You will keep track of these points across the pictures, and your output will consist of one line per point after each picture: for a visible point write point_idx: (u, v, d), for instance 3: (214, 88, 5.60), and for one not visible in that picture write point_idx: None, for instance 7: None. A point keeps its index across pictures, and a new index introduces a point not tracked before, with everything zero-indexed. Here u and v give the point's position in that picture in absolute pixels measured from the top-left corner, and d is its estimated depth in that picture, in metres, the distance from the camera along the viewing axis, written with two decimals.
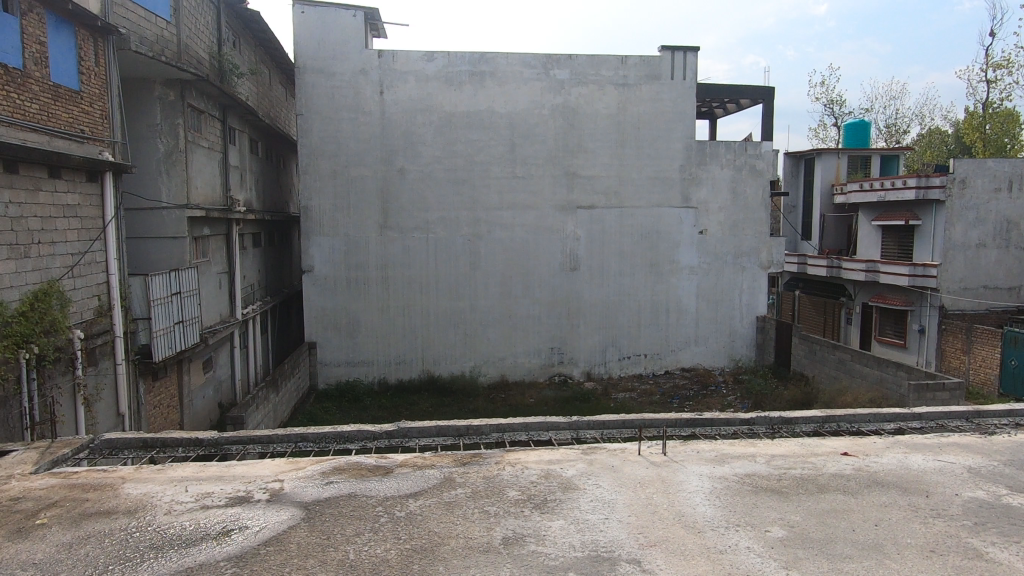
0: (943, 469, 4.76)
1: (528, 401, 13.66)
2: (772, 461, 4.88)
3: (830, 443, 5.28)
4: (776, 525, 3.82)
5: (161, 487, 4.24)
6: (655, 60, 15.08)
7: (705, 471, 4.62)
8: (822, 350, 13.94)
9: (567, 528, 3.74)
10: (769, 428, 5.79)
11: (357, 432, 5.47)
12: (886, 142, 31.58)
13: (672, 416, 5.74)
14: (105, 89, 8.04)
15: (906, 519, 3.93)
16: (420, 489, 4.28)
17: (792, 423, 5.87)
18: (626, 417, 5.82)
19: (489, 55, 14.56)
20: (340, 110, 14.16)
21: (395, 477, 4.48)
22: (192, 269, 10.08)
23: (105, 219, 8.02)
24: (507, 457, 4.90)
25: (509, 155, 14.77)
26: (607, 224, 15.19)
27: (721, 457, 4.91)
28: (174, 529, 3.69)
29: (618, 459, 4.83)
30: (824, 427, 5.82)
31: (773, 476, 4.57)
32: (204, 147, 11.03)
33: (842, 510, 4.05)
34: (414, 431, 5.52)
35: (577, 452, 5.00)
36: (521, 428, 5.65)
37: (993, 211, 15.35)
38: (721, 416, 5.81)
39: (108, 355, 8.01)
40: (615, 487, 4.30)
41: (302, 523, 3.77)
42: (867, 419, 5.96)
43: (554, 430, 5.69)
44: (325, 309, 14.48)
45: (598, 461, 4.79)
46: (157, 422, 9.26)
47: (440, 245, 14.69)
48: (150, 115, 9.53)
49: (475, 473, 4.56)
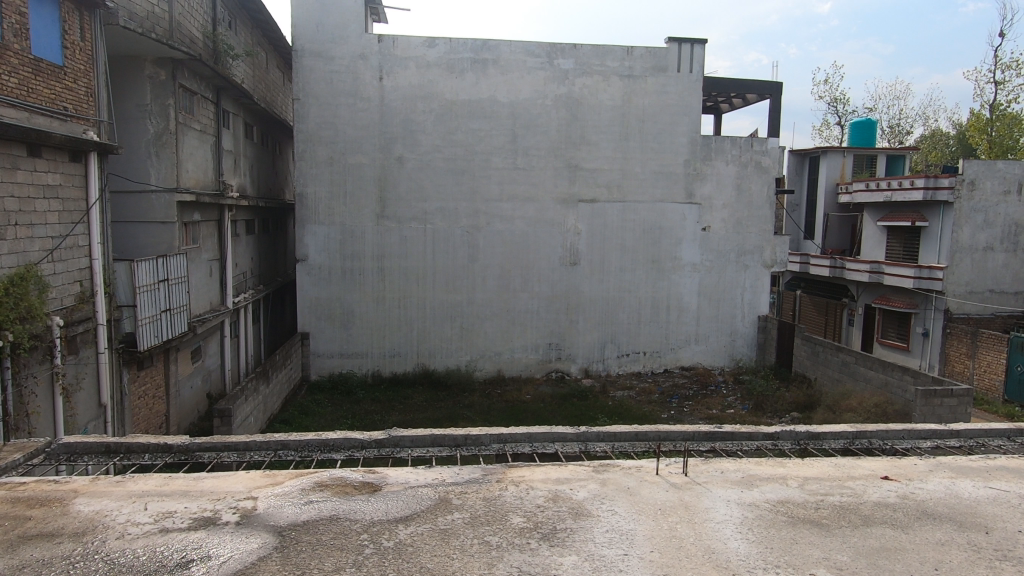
0: (997, 499, 4.48)
1: (524, 398, 13.36)
2: (806, 485, 4.58)
3: (866, 465, 4.99)
4: (822, 566, 3.53)
5: (116, 504, 3.92)
6: (662, 51, 14.73)
7: (731, 495, 4.34)
8: (824, 352, 13.54)
9: (581, 567, 3.44)
10: (795, 444, 5.55)
11: (343, 441, 5.19)
12: (888, 142, 31.36)
13: (689, 429, 5.49)
14: (91, 66, 7.67)
15: (969, 564, 3.65)
16: (411, 513, 3.98)
17: (819, 439, 5.62)
18: (639, 429, 5.54)
19: (492, 43, 14.19)
20: (338, 95, 13.80)
21: (384, 497, 4.17)
22: (181, 255, 9.74)
23: (89, 201, 7.70)
24: (510, 474, 4.60)
25: (511, 146, 14.43)
26: (608, 218, 14.89)
27: (748, 479, 4.62)
28: (126, 558, 3.38)
29: (635, 480, 4.52)
30: (855, 444, 5.59)
31: (810, 505, 4.28)
32: (197, 130, 10.68)
33: (895, 549, 3.77)
34: (407, 440, 5.23)
35: (588, 470, 4.70)
36: (524, 439, 5.36)
37: (1003, 214, 15.07)
38: (743, 429, 5.58)
39: (90, 343, 7.70)
40: (633, 514, 4.01)
41: (274, 554, 3.46)
42: (902, 436, 5.71)
43: (560, 442, 5.41)
44: (319, 299, 14.17)
45: (612, 481, 4.50)
46: (142, 414, 8.96)
47: (438, 236, 14.36)
48: (140, 95, 9.16)
49: (474, 494, 4.26)
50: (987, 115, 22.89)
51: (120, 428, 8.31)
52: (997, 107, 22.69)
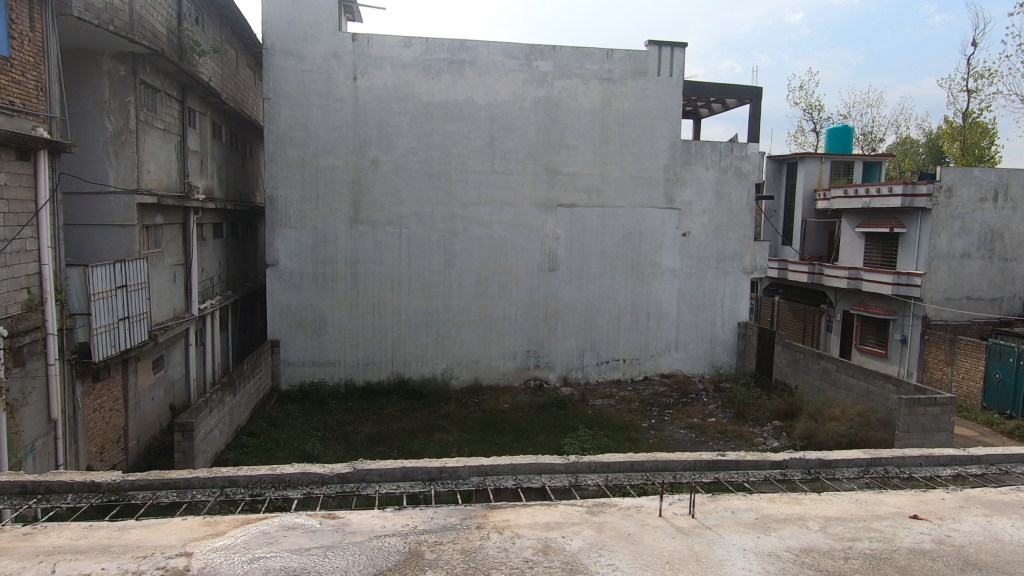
0: None
1: (502, 407, 12.99)
2: (828, 528, 4.38)
3: (893, 503, 4.82)
4: None
5: (20, 566, 3.59)
6: (642, 54, 14.53)
7: (747, 543, 4.10)
8: (804, 359, 13.34)
9: None
10: (805, 473, 5.38)
11: (301, 476, 4.83)
12: (861, 150, 31.74)
13: (690, 458, 5.26)
14: (41, 58, 7.18)
15: None
16: (380, 570, 3.64)
17: (831, 467, 5.46)
18: (634, 459, 5.28)
19: (469, 43, 13.87)
20: (310, 95, 13.37)
21: (345, 550, 3.83)
22: (141, 260, 9.24)
23: (38, 202, 7.21)
24: (492, 519, 4.31)
25: (488, 149, 14.11)
26: (588, 223, 14.63)
27: (764, 522, 4.40)
28: None
29: (636, 524, 4.27)
30: (869, 473, 5.46)
31: (836, 554, 4.05)
32: (160, 129, 10.18)
33: None
34: (374, 475, 4.90)
35: (582, 512, 4.46)
36: (508, 472, 5.07)
37: (979, 221, 15.13)
38: (749, 458, 5.38)
39: (39, 354, 7.20)
40: (637, 569, 3.73)
41: None
42: (919, 463, 5.61)
43: (548, 474, 5.13)
44: (289, 306, 13.67)
45: (609, 527, 4.24)
46: (98, 429, 8.42)
47: (414, 241, 13.97)
48: (97, 91, 8.65)
49: (451, 545, 3.94)
50: (960, 123, 23.05)
51: (74, 445, 7.79)
52: (969, 115, 22.90)
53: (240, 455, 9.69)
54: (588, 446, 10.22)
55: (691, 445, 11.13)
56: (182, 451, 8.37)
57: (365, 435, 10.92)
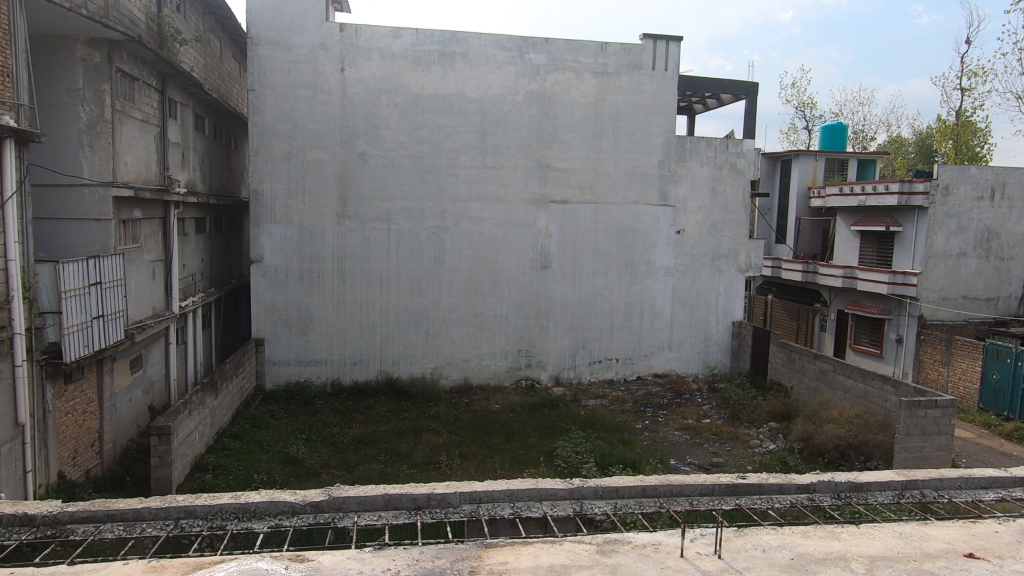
0: None
1: (492, 408, 12.66)
2: (874, 570, 4.16)
3: (944, 539, 4.62)
4: None
5: None
6: (637, 47, 14.24)
7: None
8: (800, 360, 13.11)
9: None
10: (835, 497, 5.20)
11: (268, 507, 4.55)
12: (853, 148, 31.60)
13: (707, 483, 5.04)
14: (8, 42, 6.79)
15: None
16: None
17: (864, 491, 5.28)
18: (645, 484, 5.04)
19: (460, 35, 13.53)
20: (296, 87, 12.97)
21: None
22: (118, 255, 8.85)
23: (4, 193, 6.80)
24: (485, 562, 4.04)
25: (479, 144, 13.77)
26: (580, 220, 14.33)
27: (800, 563, 4.18)
28: None
29: (654, 568, 4.04)
30: (905, 497, 5.28)
31: None
32: (138, 119, 9.78)
33: None
34: (352, 504, 4.62)
35: (591, 552, 4.21)
36: (504, 499, 4.79)
37: (975, 220, 14.96)
38: (773, 482, 5.16)
39: (4, 355, 6.81)
40: None
41: None
42: (958, 485, 5.44)
43: (550, 501, 4.86)
44: (275, 304, 13.28)
45: (625, 570, 4.00)
46: (71, 433, 8.03)
47: (403, 237, 13.62)
48: (71, 78, 8.24)
49: None
50: (953, 122, 22.93)
51: (44, 449, 7.39)
52: (963, 113, 22.76)
53: (221, 459, 9.32)
54: (582, 449, 9.90)
55: (686, 447, 10.87)
56: (159, 456, 7.96)
57: (351, 437, 10.57)
